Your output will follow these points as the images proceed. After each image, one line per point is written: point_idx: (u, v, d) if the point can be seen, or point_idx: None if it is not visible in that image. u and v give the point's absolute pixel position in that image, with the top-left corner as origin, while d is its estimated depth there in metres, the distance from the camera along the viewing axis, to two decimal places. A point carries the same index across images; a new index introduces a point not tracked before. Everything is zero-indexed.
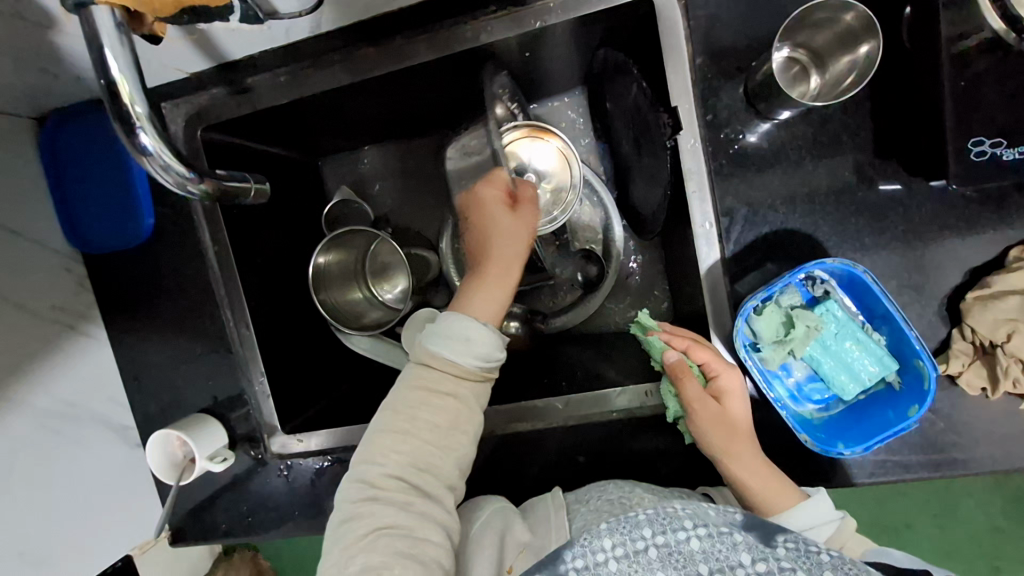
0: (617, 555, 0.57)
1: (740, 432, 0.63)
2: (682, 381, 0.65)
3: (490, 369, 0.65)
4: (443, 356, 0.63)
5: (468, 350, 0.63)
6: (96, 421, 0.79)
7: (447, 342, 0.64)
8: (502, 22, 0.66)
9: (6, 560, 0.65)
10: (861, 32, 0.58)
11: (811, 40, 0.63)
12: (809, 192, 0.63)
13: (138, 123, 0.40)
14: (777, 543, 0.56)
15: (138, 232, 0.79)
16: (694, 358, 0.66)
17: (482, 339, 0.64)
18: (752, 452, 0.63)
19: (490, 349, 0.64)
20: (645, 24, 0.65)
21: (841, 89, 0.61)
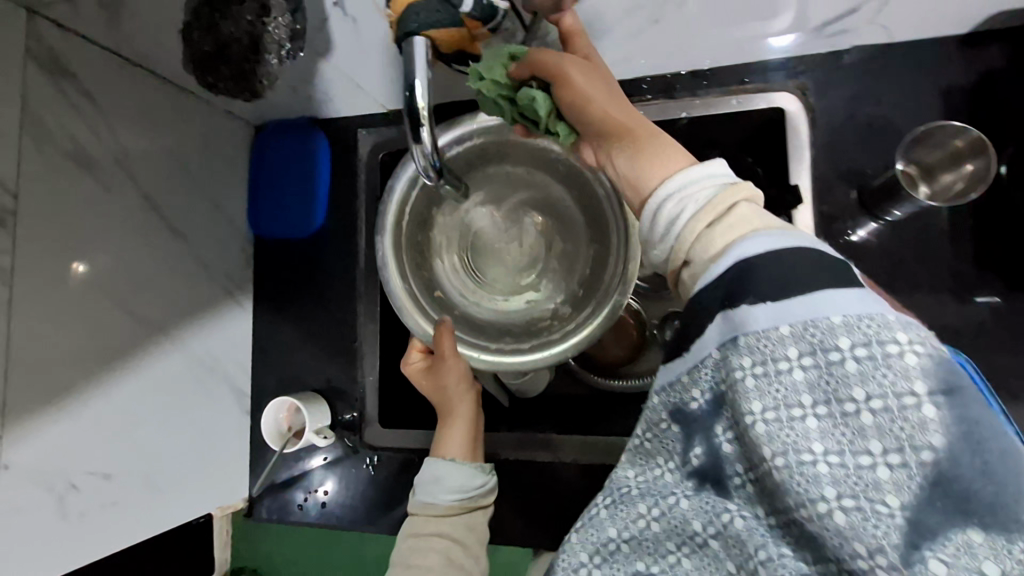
0: (597, 565, 0.45)
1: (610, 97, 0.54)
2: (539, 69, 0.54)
3: (467, 500, 0.73)
4: (428, 502, 0.71)
5: (439, 493, 0.71)
6: (225, 380, 0.89)
7: (424, 486, 0.72)
8: (655, 102, 0.79)
9: (134, 480, 0.72)
10: (969, 153, 0.69)
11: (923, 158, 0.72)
12: (912, 288, 0.73)
13: (422, 121, 0.53)
14: (722, 445, 0.40)
15: (307, 228, 0.94)
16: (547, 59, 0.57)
17: (454, 476, 0.72)
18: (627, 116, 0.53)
19: (462, 481, 0.72)
20: (772, 129, 0.77)
21: (954, 193, 0.71)
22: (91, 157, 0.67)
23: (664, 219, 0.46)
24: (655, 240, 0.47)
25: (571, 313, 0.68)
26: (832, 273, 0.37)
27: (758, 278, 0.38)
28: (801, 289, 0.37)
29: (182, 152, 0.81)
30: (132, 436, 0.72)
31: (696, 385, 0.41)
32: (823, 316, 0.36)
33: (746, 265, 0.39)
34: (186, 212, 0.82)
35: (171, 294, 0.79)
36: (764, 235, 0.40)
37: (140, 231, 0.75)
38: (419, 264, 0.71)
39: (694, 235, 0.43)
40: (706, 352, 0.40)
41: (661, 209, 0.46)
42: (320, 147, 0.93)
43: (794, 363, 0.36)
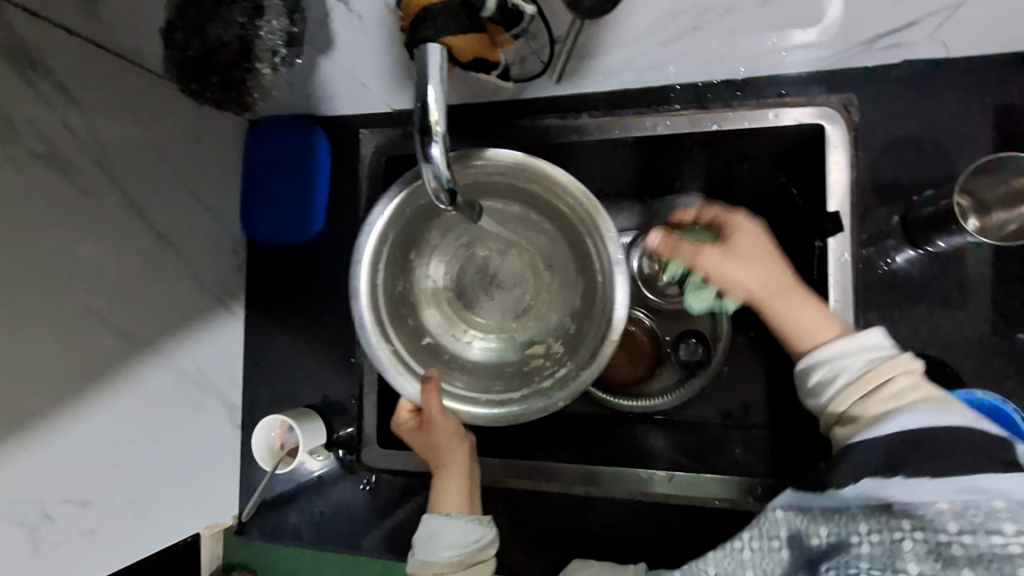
0: None
1: (767, 263, 0.62)
2: (680, 252, 0.64)
3: (466, 557, 0.63)
4: (425, 562, 0.63)
5: (434, 551, 0.63)
6: (215, 394, 0.84)
7: (421, 544, 0.65)
8: (685, 113, 0.73)
9: (114, 507, 0.68)
10: None
11: (981, 190, 0.64)
12: (955, 325, 0.68)
13: (436, 137, 0.47)
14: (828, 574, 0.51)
15: (305, 234, 0.87)
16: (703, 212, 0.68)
17: (451, 533, 0.64)
18: (781, 280, 0.61)
19: (460, 536, 0.64)
20: (809, 146, 0.71)
21: (1006, 234, 0.65)
22: (67, 158, 0.61)
23: (824, 382, 0.55)
24: (806, 394, 0.57)
25: (566, 358, 0.61)
26: (970, 452, 0.48)
27: (914, 458, 0.48)
28: (959, 472, 0.47)
29: (170, 151, 0.75)
30: (116, 459, 0.67)
31: (823, 522, 0.53)
32: (981, 499, 0.47)
33: (908, 439, 0.49)
34: (173, 217, 0.76)
35: (158, 306, 0.74)
36: (929, 413, 0.50)
37: (123, 238, 0.69)
38: (404, 310, 0.64)
39: (849, 399, 0.53)
40: (845, 503, 0.51)
41: (816, 369, 0.56)
42: (320, 147, 0.86)
43: (912, 529, 0.48)
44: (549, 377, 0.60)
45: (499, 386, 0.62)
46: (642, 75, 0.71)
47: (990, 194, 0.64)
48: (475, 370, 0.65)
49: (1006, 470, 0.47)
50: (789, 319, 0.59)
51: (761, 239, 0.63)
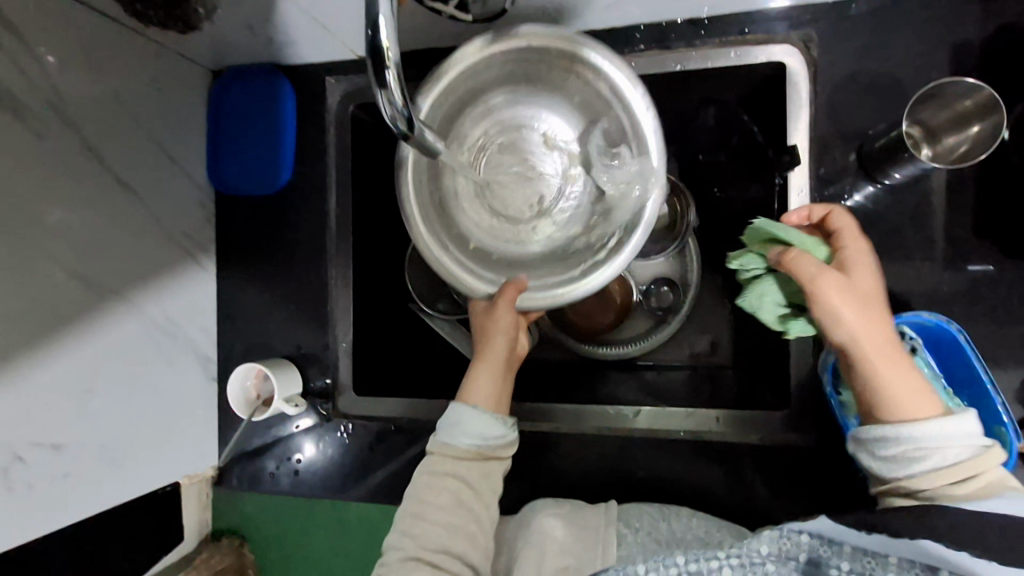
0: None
1: (877, 315, 0.57)
2: (798, 269, 0.58)
3: (484, 449, 0.65)
4: (448, 443, 0.65)
5: (458, 434, 0.65)
6: (188, 346, 0.84)
7: (447, 425, 0.66)
8: (650, 53, 0.74)
9: (87, 450, 0.69)
10: (976, 116, 0.65)
11: (929, 118, 0.68)
12: (908, 255, 0.70)
13: (388, 62, 0.47)
14: None
15: (272, 184, 0.86)
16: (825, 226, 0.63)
17: (476, 421, 0.65)
18: (890, 338, 0.56)
19: (481, 428, 0.65)
20: (770, 84, 0.73)
21: (955, 157, 0.68)
22: (19, 99, 0.60)
23: (905, 457, 0.53)
24: (864, 453, 0.56)
25: (606, 223, 0.64)
26: None
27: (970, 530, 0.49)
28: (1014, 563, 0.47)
29: (129, 98, 0.74)
30: (85, 405, 0.68)
31: (849, 559, 0.53)
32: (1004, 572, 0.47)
33: (980, 520, 0.49)
34: (135, 166, 0.75)
35: (123, 256, 0.73)
36: (1012, 506, 0.49)
37: (81, 185, 0.68)
38: (448, 225, 0.67)
39: (928, 483, 0.52)
40: (884, 551, 0.52)
41: (900, 440, 0.54)
42: (284, 94, 0.85)
43: None
44: (593, 251, 0.63)
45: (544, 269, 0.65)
46: (603, 12, 0.71)
47: (936, 122, 0.67)
48: (501, 265, 0.67)
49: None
50: (886, 377, 0.55)
51: (871, 280, 0.58)
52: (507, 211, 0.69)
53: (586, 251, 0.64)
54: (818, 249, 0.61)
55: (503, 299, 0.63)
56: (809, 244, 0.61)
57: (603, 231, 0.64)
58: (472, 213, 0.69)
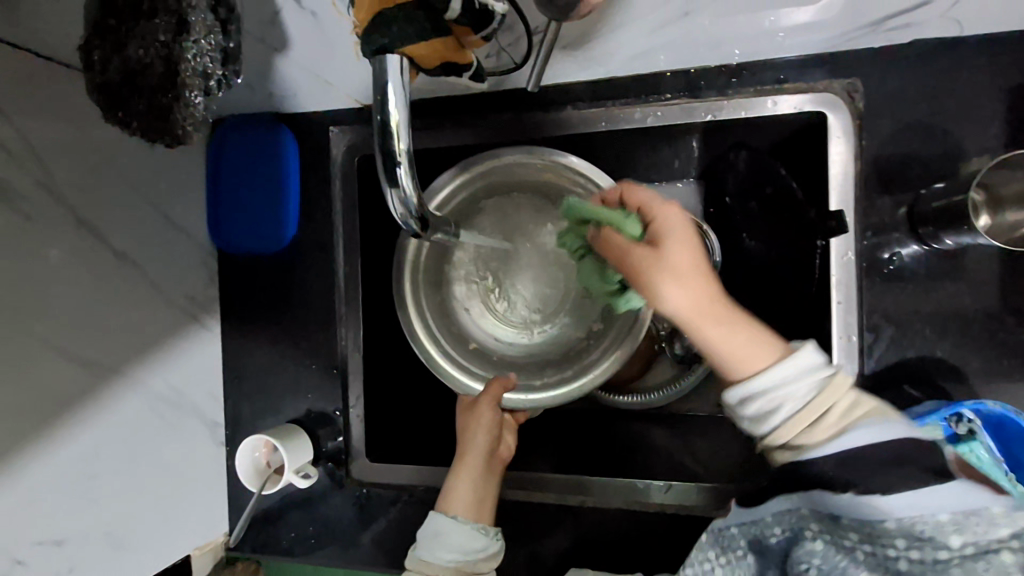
0: None
1: (701, 278, 0.50)
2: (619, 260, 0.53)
3: (468, 564, 0.64)
4: (426, 558, 0.64)
5: (437, 548, 0.64)
6: (194, 414, 0.81)
7: (425, 540, 0.65)
8: (677, 104, 0.68)
9: (92, 539, 0.65)
10: None
11: (1000, 186, 0.62)
12: (962, 323, 0.65)
13: (400, 159, 0.42)
14: None
15: (277, 241, 0.82)
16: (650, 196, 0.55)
17: (459, 534, 0.64)
18: (712, 296, 0.49)
19: (464, 541, 0.64)
20: (808, 135, 0.67)
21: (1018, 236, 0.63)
22: (8, 187, 0.56)
23: (762, 414, 0.47)
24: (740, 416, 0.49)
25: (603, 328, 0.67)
26: (914, 468, 0.42)
27: (862, 472, 0.42)
28: (905, 488, 0.41)
29: (123, 164, 0.69)
30: (87, 493, 0.65)
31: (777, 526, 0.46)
32: (926, 513, 0.40)
33: (855, 461, 0.43)
34: (132, 231, 0.71)
35: (123, 332, 0.69)
36: (874, 436, 0.43)
37: (74, 262, 0.64)
38: (450, 325, 0.71)
39: (790, 433, 0.46)
40: (798, 504, 0.45)
41: (755, 399, 0.47)
42: (285, 146, 0.81)
43: (875, 543, 0.40)
44: (593, 352, 0.66)
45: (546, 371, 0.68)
46: (628, 62, 0.65)
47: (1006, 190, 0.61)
48: (499, 365, 0.70)
49: (943, 479, 0.40)
50: (714, 340, 0.48)
51: (694, 245, 0.51)
52: (503, 314, 0.74)
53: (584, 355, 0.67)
54: (627, 224, 0.53)
55: (482, 401, 0.66)
56: (615, 215, 0.54)
57: (600, 334, 0.67)
58: (466, 313, 0.73)
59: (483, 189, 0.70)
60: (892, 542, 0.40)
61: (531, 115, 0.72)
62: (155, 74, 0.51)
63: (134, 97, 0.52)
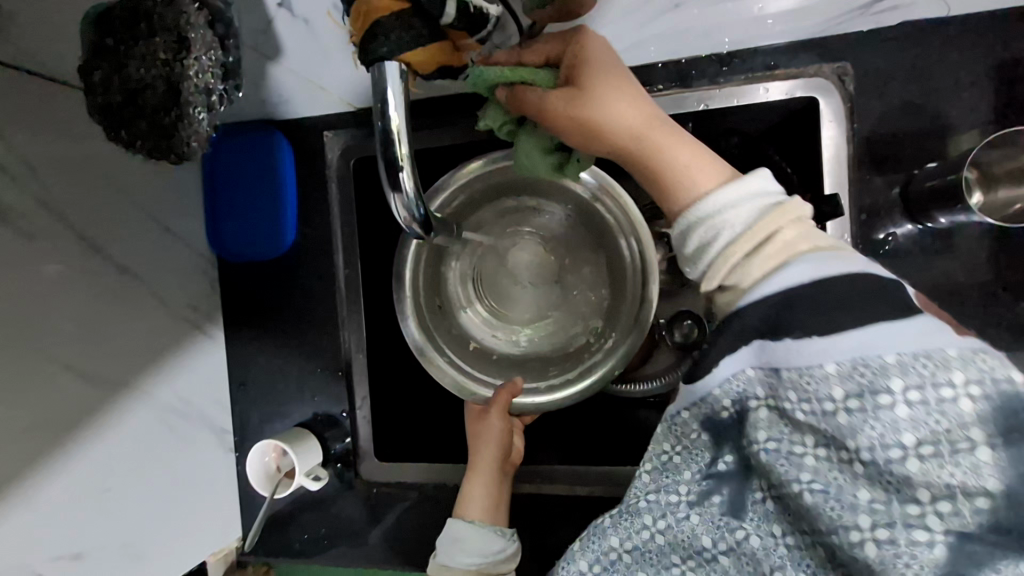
0: (628, 551, 0.48)
1: (621, 89, 0.49)
2: (533, 108, 0.49)
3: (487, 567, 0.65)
4: (446, 562, 0.65)
5: (457, 553, 0.65)
6: (202, 422, 0.81)
7: (445, 545, 0.66)
8: (670, 95, 0.68)
9: (109, 551, 0.66)
10: None
11: (992, 163, 0.63)
12: (955, 299, 0.67)
13: (402, 164, 0.42)
14: (749, 457, 0.44)
15: (277, 246, 0.82)
16: (567, 36, 0.51)
17: (479, 539, 0.66)
18: (641, 122, 0.49)
19: (484, 544, 0.66)
20: (801, 120, 0.68)
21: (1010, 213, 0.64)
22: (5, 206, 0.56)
23: (699, 248, 0.44)
24: (683, 257, 0.47)
25: (607, 329, 0.68)
26: (869, 309, 0.39)
27: (804, 315, 0.40)
28: (850, 330, 0.39)
29: (118, 176, 0.69)
30: (105, 506, 0.66)
31: (722, 402, 0.44)
32: (872, 357, 0.38)
33: (797, 295, 0.40)
34: (131, 243, 0.71)
35: (128, 345, 0.69)
36: (817, 266, 0.41)
37: (75, 277, 0.63)
38: (449, 325, 0.72)
39: (728, 265, 0.43)
40: (740, 369, 0.43)
41: (692, 232, 0.45)
42: (280, 150, 0.80)
43: (812, 398, 0.40)
44: (597, 352, 0.67)
45: (550, 371, 0.69)
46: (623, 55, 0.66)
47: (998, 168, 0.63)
48: (500, 366, 0.71)
49: (898, 317, 0.39)
50: (666, 159, 0.48)
51: (614, 70, 0.50)
52: (503, 312, 0.75)
53: (587, 354, 0.68)
54: (540, 76, 0.50)
55: (491, 408, 0.67)
56: (527, 71, 0.49)
57: (604, 335, 0.68)
58: (464, 312, 0.74)
59: (484, 187, 0.70)
60: (837, 394, 0.39)
61: None
62: (156, 94, 0.51)
63: (137, 116, 0.52)
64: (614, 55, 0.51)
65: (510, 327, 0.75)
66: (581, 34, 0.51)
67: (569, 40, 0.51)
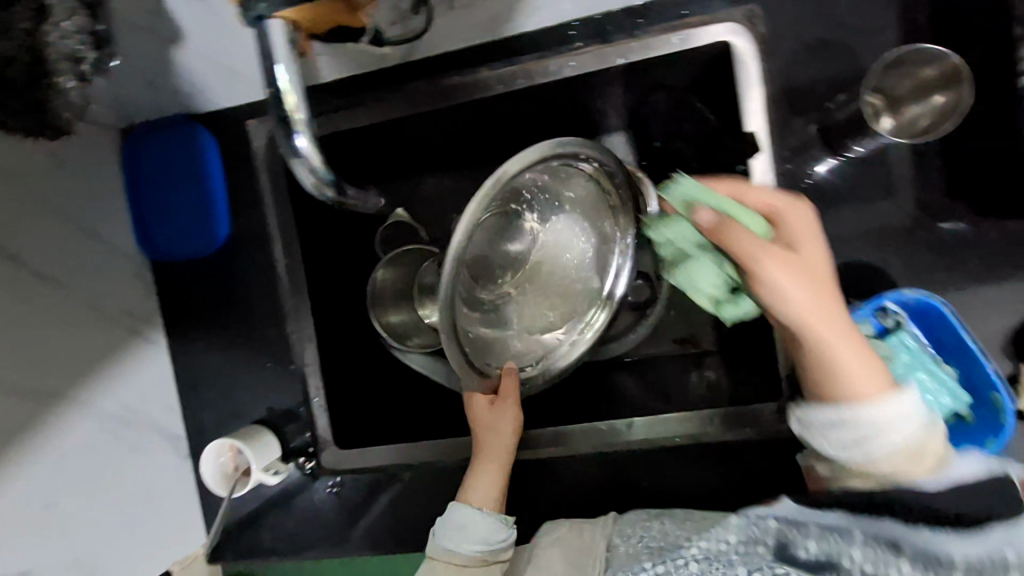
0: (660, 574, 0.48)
1: (832, 289, 0.50)
2: (737, 249, 0.49)
3: (491, 554, 0.65)
4: (447, 548, 0.64)
5: (462, 541, 0.64)
6: (151, 428, 0.79)
7: (447, 534, 0.66)
8: (589, 54, 0.69)
9: (59, 567, 0.64)
10: (940, 83, 0.64)
11: (893, 87, 0.67)
12: (878, 228, 0.69)
13: (297, 126, 0.43)
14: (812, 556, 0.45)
15: (213, 239, 0.81)
16: (784, 203, 0.56)
17: (486, 524, 0.66)
18: (822, 294, 0.49)
19: (487, 532, 0.65)
20: (720, 67, 0.69)
21: (921, 131, 0.67)
22: None
23: (852, 441, 0.51)
24: (821, 439, 0.53)
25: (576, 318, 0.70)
26: (984, 495, 0.45)
27: (968, 498, 0.45)
28: (998, 528, 0.42)
29: None
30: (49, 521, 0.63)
31: (814, 537, 0.46)
32: (984, 556, 0.40)
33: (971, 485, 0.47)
34: (52, 246, 0.66)
35: (62, 355, 0.66)
36: (945, 479, 0.48)
37: None
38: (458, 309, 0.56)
39: (890, 468, 0.50)
40: (846, 526, 0.46)
41: (843, 423, 0.51)
42: (203, 141, 0.79)
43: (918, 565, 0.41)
44: (566, 341, 0.69)
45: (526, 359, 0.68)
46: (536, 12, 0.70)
47: (902, 90, 0.67)
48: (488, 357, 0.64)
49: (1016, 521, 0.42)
50: (835, 352, 0.49)
51: (818, 245, 0.53)
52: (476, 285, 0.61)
53: (554, 339, 0.69)
54: (757, 223, 0.55)
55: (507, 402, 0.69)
56: (747, 215, 0.55)
57: (575, 326, 0.70)
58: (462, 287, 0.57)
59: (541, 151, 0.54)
60: (953, 564, 0.40)
61: (450, 80, 0.72)
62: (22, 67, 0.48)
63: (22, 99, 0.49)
64: (820, 231, 0.54)
65: (476, 307, 0.63)
66: (803, 204, 0.55)
67: (793, 203, 0.55)
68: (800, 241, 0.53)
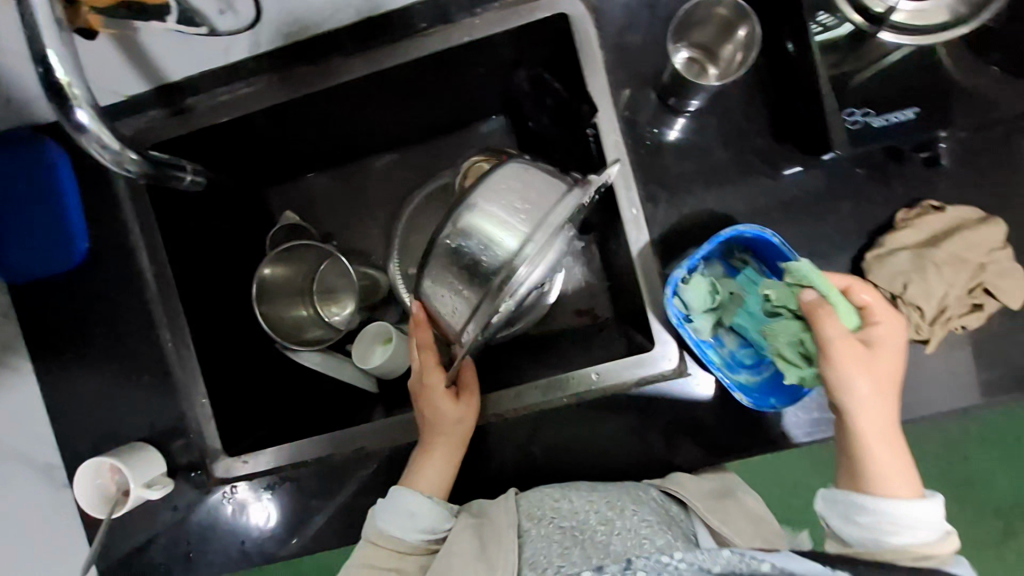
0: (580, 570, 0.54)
1: (889, 386, 0.58)
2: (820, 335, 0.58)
3: (432, 542, 0.67)
4: (390, 533, 0.67)
5: (406, 529, 0.67)
6: (17, 460, 0.73)
7: (391, 517, 0.67)
8: (434, 37, 0.71)
9: None
10: (733, 19, 0.70)
11: (700, 40, 0.74)
12: (720, 176, 0.73)
13: (75, 103, 0.49)
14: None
15: (69, 255, 0.77)
16: (881, 310, 0.61)
17: (427, 514, 0.68)
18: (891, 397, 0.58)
19: (432, 521, 0.67)
20: (561, 39, 0.73)
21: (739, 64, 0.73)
22: None
23: (870, 527, 0.57)
24: (837, 518, 0.59)
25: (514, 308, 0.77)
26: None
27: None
28: None
29: None
30: None
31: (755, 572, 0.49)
32: None
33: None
34: None
35: None
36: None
37: None
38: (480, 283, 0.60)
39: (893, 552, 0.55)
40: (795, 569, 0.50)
41: (863, 511, 0.57)
42: (51, 153, 0.75)
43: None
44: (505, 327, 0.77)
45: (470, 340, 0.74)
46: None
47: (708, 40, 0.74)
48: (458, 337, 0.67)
49: None
50: (882, 468, 0.58)
51: (899, 359, 0.60)
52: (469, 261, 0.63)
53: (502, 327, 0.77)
54: (854, 321, 0.61)
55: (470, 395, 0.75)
56: (848, 311, 0.60)
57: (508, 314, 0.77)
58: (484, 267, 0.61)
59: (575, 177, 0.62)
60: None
61: (302, 70, 0.73)
62: None
63: None
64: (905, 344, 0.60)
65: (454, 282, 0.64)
66: (899, 319, 0.61)
67: (890, 316, 0.61)
68: (883, 351, 0.59)
